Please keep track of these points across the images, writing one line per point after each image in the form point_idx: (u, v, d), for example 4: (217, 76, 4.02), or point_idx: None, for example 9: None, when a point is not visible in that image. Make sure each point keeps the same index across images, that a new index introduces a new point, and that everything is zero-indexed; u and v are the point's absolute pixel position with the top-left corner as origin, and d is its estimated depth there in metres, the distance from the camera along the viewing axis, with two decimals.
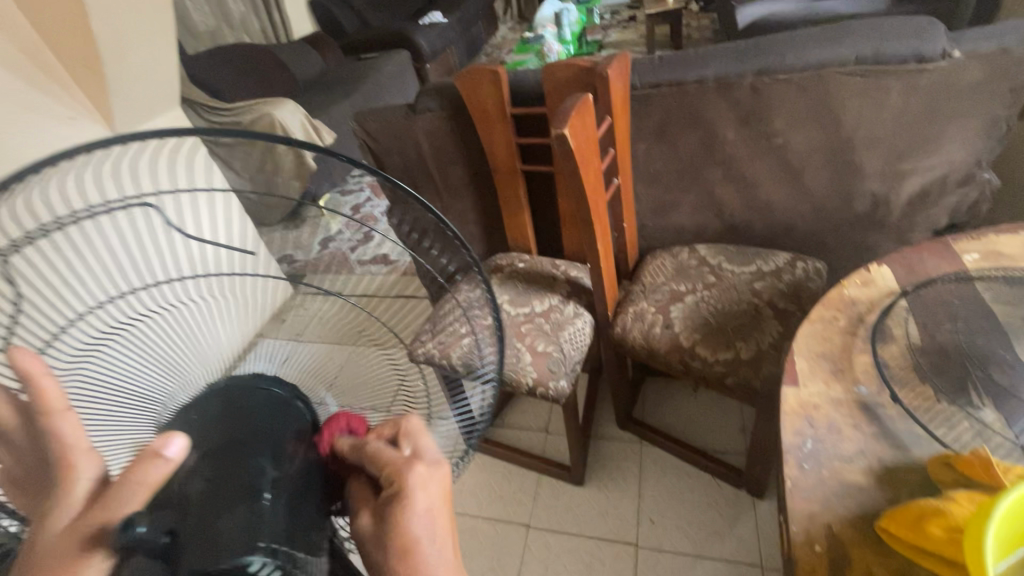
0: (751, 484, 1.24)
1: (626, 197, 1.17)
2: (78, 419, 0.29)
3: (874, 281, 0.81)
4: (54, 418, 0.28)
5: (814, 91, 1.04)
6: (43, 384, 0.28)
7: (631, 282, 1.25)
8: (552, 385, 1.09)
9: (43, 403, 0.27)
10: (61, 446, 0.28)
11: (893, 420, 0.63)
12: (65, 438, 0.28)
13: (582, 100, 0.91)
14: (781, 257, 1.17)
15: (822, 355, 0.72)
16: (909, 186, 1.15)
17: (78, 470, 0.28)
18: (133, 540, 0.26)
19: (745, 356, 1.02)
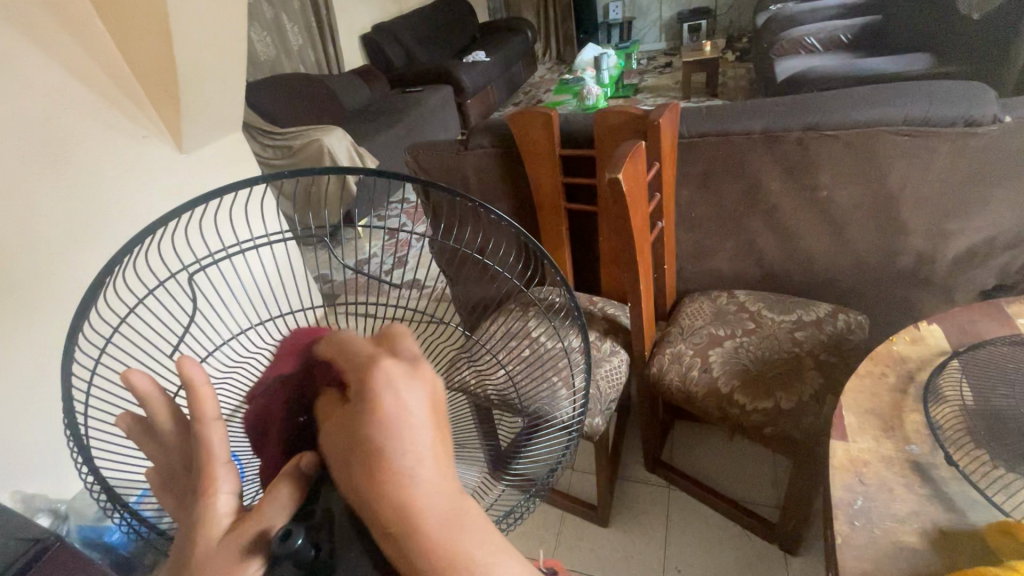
0: (784, 539, 1.21)
1: (669, 240, 1.19)
2: (224, 430, 0.34)
3: (924, 339, 0.81)
4: (204, 426, 0.33)
5: (861, 147, 1.06)
6: (202, 393, 0.33)
7: (668, 323, 1.26)
8: (587, 422, 1.10)
9: (198, 411, 0.33)
10: (209, 455, 0.32)
11: (948, 482, 0.62)
12: (213, 448, 0.33)
13: (636, 147, 0.95)
14: (822, 308, 1.17)
15: (871, 411, 0.72)
16: (955, 244, 1.15)
17: (218, 482, 0.32)
18: (288, 551, 0.30)
19: (785, 406, 1.01)
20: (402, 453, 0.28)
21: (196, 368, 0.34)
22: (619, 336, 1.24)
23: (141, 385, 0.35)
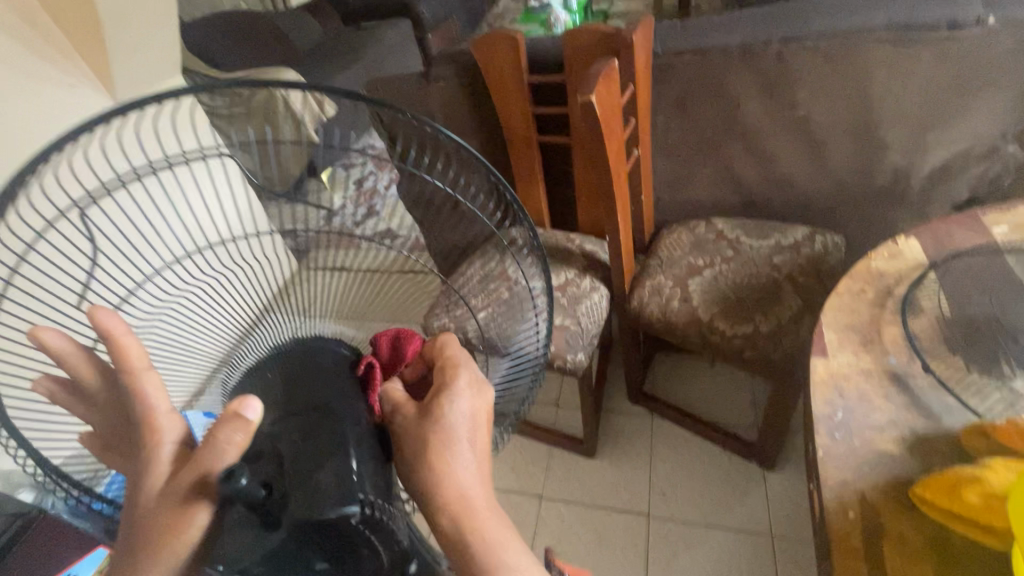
0: (763, 456, 1.26)
1: (646, 169, 1.15)
2: (158, 380, 0.31)
3: (902, 253, 0.80)
4: (135, 377, 0.30)
5: (842, 59, 1.02)
6: (124, 341, 0.30)
7: (647, 256, 1.24)
8: (569, 358, 1.09)
9: (126, 361, 0.29)
10: (146, 406, 0.30)
11: (925, 390, 0.63)
12: (149, 399, 0.30)
13: (609, 65, 0.89)
14: (800, 231, 1.16)
15: (851, 327, 0.72)
16: (931, 158, 1.13)
17: (162, 432, 0.30)
18: (231, 491, 0.26)
19: (764, 330, 1.02)
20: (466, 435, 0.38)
21: (111, 316, 0.30)
22: (598, 272, 1.21)
23: (54, 345, 0.30)
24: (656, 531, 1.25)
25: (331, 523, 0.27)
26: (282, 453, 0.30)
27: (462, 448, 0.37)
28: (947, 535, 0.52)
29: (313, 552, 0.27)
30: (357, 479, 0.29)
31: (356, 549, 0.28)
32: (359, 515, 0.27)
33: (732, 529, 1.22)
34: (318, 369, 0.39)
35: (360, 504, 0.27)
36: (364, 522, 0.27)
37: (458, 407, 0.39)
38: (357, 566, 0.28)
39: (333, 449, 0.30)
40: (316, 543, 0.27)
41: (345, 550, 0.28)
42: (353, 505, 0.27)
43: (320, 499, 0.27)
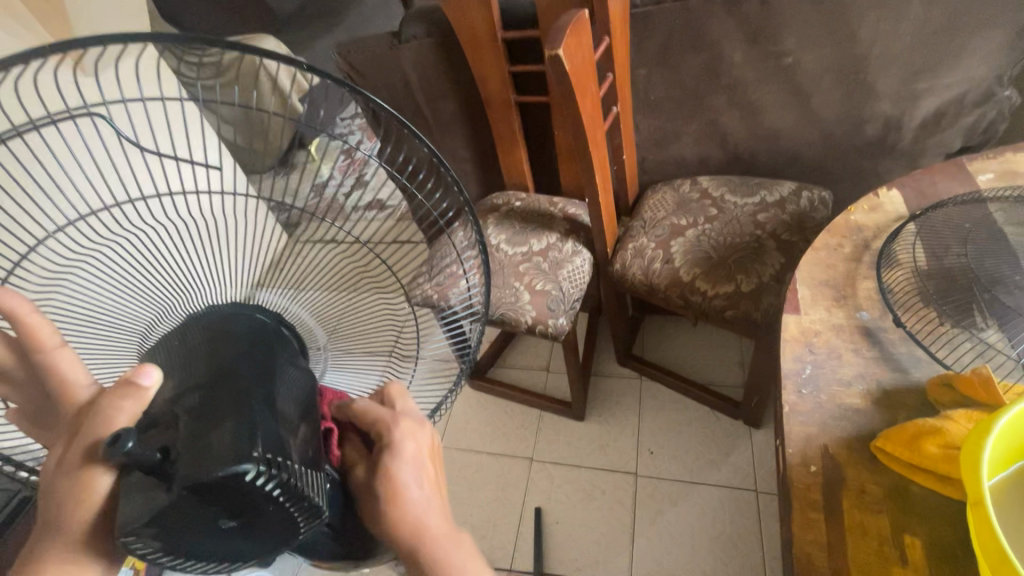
0: (749, 415, 1.27)
1: (627, 127, 1.12)
2: (73, 355, 0.31)
3: (882, 206, 0.78)
4: (49, 355, 0.30)
5: (829, 3, 0.97)
6: (32, 320, 0.30)
7: (630, 218, 1.22)
8: (551, 323, 1.09)
9: (38, 341, 0.29)
10: (61, 381, 0.30)
11: (895, 344, 0.62)
12: (64, 374, 0.30)
13: (578, 17, 0.85)
14: (786, 187, 1.13)
15: (825, 282, 0.70)
16: (924, 106, 1.09)
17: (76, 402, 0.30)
18: (123, 455, 0.26)
19: (746, 289, 1.01)
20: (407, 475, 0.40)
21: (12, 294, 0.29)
22: (580, 236, 1.19)
23: None
24: (643, 490, 1.27)
25: (222, 483, 0.26)
26: (183, 416, 0.30)
27: (411, 496, 0.40)
28: (907, 487, 0.52)
29: (215, 512, 0.27)
30: (258, 436, 0.28)
31: (257, 505, 0.27)
32: (259, 475, 0.27)
33: (718, 486, 1.24)
34: (234, 329, 0.38)
35: (257, 463, 0.27)
36: (263, 482, 0.27)
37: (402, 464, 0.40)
38: (266, 522, 0.28)
39: (235, 408, 0.30)
40: (214, 502, 0.27)
41: (247, 507, 0.27)
42: (248, 464, 0.27)
43: (216, 458, 0.27)
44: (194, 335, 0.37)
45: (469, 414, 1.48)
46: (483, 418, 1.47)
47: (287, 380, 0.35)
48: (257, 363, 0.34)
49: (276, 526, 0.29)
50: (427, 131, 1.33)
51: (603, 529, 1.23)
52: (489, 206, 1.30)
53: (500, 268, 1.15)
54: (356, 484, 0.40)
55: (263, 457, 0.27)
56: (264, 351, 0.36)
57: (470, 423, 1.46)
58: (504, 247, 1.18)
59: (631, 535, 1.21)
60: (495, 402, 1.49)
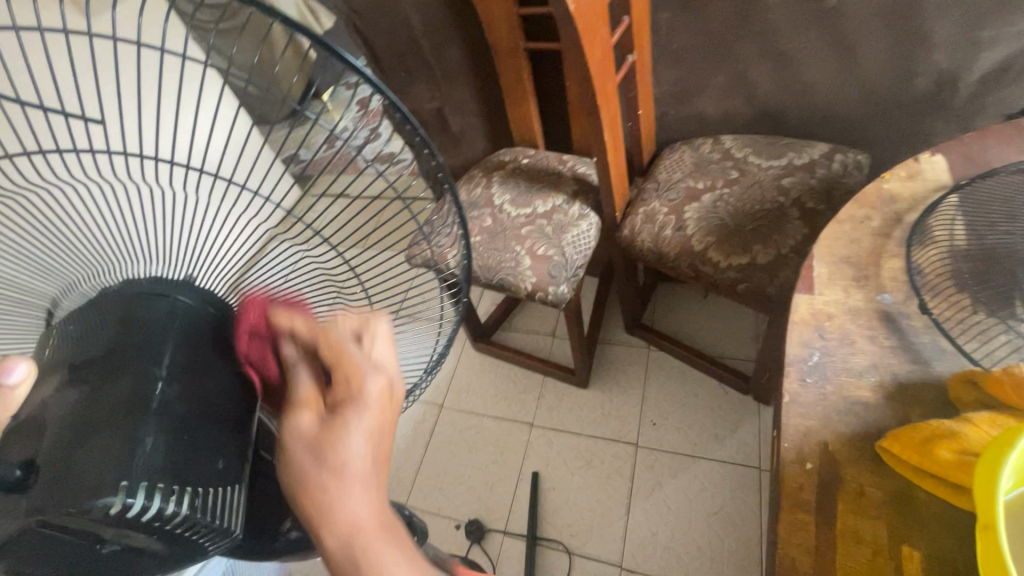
0: (759, 391, 1.22)
1: (644, 78, 1.02)
2: None
3: (922, 173, 0.69)
4: None
5: None
6: None
7: (644, 180, 1.14)
8: (551, 290, 1.04)
9: None
10: None
11: (917, 332, 0.56)
12: None
13: None
14: (818, 149, 1.03)
15: (845, 259, 0.63)
16: (987, 58, 0.95)
17: None
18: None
19: (762, 261, 0.93)
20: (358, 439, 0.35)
21: None
22: (589, 197, 1.12)
23: None
24: (643, 461, 1.25)
25: (90, 516, 0.26)
26: (53, 424, 0.29)
27: (357, 470, 0.34)
28: (911, 493, 0.47)
29: (90, 541, 0.27)
30: (132, 459, 0.28)
31: (135, 534, 0.27)
32: (130, 507, 0.27)
33: (720, 461, 1.21)
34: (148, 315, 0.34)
35: (125, 495, 0.27)
36: (137, 514, 0.27)
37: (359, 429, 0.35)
38: (150, 547, 0.29)
39: (115, 418, 0.29)
40: (84, 531, 0.27)
41: (125, 535, 0.27)
42: (114, 497, 0.26)
43: (79, 489, 0.26)
44: (95, 317, 0.34)
45: (471, 376, 1.47)
46: (485, 381, 1.45)
47: (188, 371, 0.33)
48: (149, 357, 0.32)
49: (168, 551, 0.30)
50: (432, 81, 1.25)
51: (599, 498, 1.22)
52: (494, 163, 1.23)
53: (501, 231, 1.09)
54: (300, 437, 0.35)
55: (133, 487, 0.27)
56: (158, 339, 0.33)
57: (472, 385, 1.45)
58: (507, 208, 1.12)
59: (628, 506, 1.20)
60: (499, 366, 1.47)
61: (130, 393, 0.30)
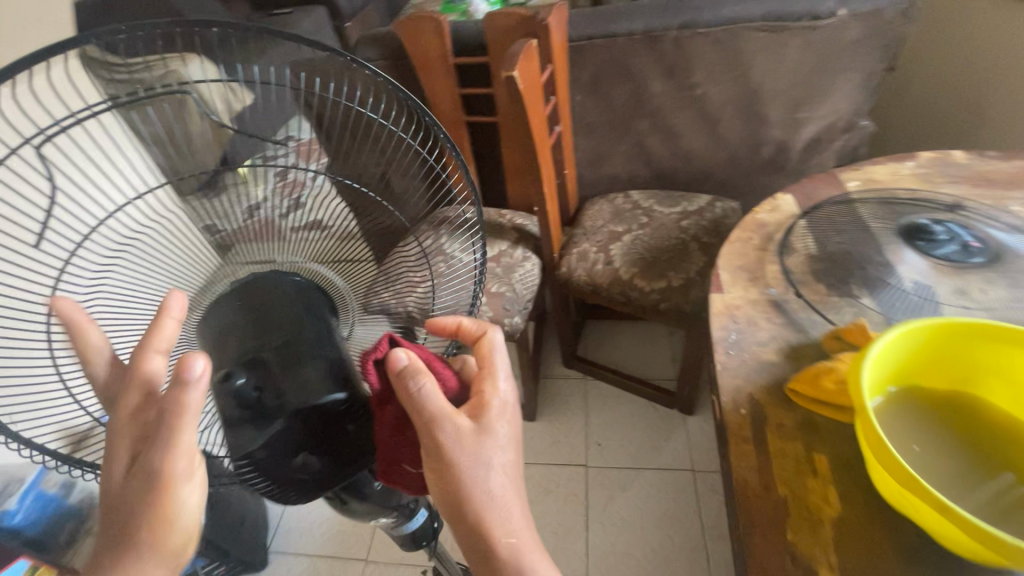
0: (683, 403, 1.41)
1: (567, 144, 1.25)
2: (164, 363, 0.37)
3: (780, 207, 0.95)
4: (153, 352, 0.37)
5: (727, 45, 1.17)
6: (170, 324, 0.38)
7: (572, 227, 1.35)
8: (507, 322, 1.18)
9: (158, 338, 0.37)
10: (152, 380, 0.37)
11: (797, 311, 0.77)
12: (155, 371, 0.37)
13: (528, 44, 0.97)
14: (703, 199, 1.31)
15: (740, 267, 0.85)
16: (805, 131, 1.31)
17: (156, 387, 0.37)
18: (234, 387, 0.39)
19: (676, 284, 1.15)
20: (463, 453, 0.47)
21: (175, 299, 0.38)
22: (529, 242, 1.30)
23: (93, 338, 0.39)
24: (594, 479, 1.36)
25: (322, 406, 0.41)
26: (270, 359, 0.41)
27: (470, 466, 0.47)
28: (814, 418, 0.65)
29: (306, 436, 0.41)
30: (335, 376, 0.42)
31: (341, 421, 0.43)
32: (341, 400, 0.42)
33: (660, 469, 1.36)
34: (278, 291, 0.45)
35: (341, 395, 0.42)
36: (344, 404, 0.42)
37: (490, 455, 0.48)
38: (338, 442, 0.43)
39: (313, 352, 0.42)
40: (309, 424, 0.41)
41: (333, 423, 0.42)
42: (336, 394, 0.41)
43: (310, 391, 0.40)
44: (240, 299, 0.45)
45: None
46: None
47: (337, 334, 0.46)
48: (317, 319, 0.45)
49: (343, 447, 0.44)
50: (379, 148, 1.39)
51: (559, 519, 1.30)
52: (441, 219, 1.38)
53: None
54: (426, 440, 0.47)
55: (343, 391, 0.42)
56: (308, 305, 0.45)
57: None
58: None
59: (586, 522, 1.29)
60: None
61: (312, 339, 0.43)
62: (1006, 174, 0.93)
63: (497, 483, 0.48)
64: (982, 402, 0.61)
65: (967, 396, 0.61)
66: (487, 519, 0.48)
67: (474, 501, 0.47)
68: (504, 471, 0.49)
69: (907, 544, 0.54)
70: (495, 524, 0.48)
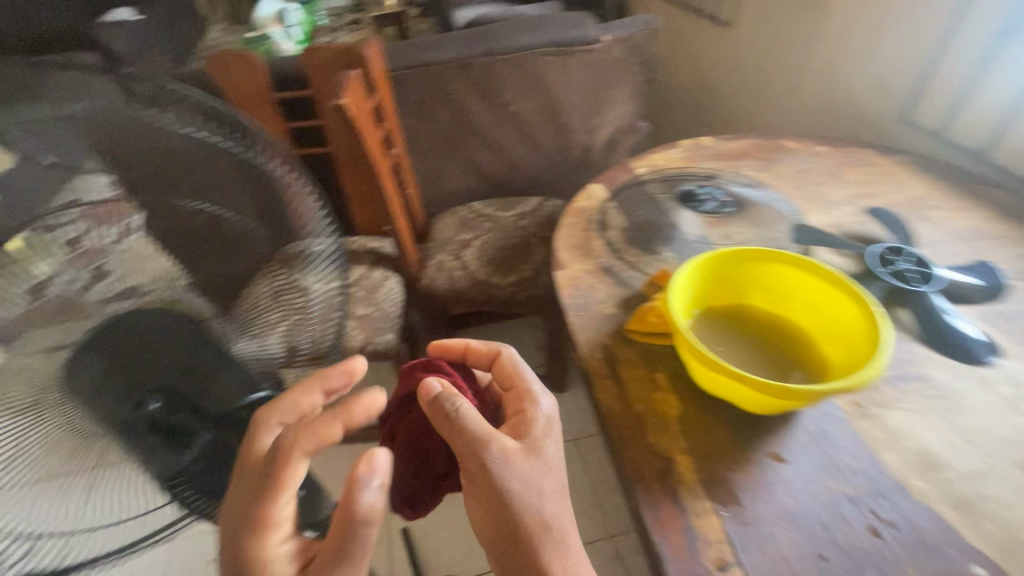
0: (555, 382, 1.56)
1: (405, 166, 1.33)
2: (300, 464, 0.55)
3: (594, 194, 1.15)
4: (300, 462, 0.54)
5: (526, 67, 1.37)
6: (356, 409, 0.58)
7: (425, 243, 1.42)
8: (380, 340, 1.20)
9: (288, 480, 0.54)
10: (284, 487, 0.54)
11: (622, 271, 0.95)
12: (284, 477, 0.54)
13: (351, 76, 1.03)
14: (534, 200, 1.50)
15: (573, 246, 1.02)
16: (601, 133, 1.58)
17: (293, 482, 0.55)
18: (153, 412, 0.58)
19: (527, 275, 1.30)
20: (512, 475, 0.61)
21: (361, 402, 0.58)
22: (386, 263, 1.34)
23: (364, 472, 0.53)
24: None
25: (251, 403, 0.64)
26: (188, 391, 0.60)
27: (520, 489, 0.60)
28: (649, 346, 0.81)
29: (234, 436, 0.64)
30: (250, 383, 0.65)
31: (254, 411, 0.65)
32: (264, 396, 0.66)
33: None
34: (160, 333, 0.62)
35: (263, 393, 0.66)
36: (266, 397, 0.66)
37: (541, 480, 0.62)
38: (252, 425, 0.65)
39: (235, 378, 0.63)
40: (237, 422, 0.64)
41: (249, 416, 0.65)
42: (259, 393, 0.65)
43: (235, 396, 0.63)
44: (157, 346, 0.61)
45: None
46: None
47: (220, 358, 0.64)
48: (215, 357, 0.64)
49: (259, 434, 0.67)
50: None
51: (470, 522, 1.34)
52: None
53: None
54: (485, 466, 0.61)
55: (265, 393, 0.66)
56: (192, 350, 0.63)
57: None
58: None
59: None
60: None
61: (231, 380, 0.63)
62: (738, 148, 1.25)
63: (550, 503, 0.61)
64: (753, 306, 0.83)
65: (744, 305, 0.83)
66: (541, 540, 0.60)
67: (530, 524, 0.60)
68: (555, 493, 0.62)
69: (728, 417, 0.71)
70: (550, 547, 0.60)
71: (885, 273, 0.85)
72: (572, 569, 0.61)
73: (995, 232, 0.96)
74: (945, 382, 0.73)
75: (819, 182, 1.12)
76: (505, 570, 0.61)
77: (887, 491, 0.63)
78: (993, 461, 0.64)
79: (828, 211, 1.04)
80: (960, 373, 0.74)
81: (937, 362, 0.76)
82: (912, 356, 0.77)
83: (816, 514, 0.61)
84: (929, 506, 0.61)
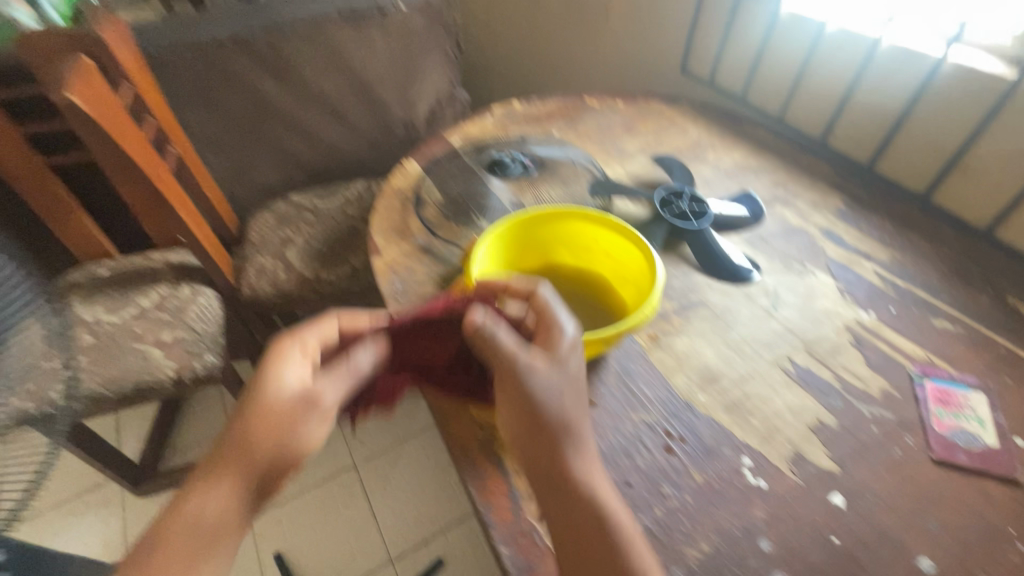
0: None
1: (195, 164, 1.17)
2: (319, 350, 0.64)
3: (409, 171, 1.12)
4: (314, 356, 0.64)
5: (320, 40, 1.26)
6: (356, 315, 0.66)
7: (240, 246, 1.28)
8: (198, 364, 1.06)
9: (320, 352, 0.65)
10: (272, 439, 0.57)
11: (440, 249, 0.94)
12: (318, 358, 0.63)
13: (82, 64, 0.86)
14: (358, 184, 1.43)
15: (390, 230, 0.98)
16: (420, 107, 1.53)
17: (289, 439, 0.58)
18: None
19: (359, 265, 1.23)
20: (542, 379, 0.58)
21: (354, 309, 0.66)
22: (194, 276, 1.18)
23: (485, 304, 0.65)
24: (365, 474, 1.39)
25: None
26: None
27: (551, 394, 0.58)
28: None
29: None
30: None
31: None
32: None
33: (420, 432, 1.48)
34: None
35: None
36: None
37: (561, 381, 0.58)
38: None
39: None
40: None
41: None
42: None
43: None
44: None
45: None
46: None
47: None
48: None
49: None
50: None
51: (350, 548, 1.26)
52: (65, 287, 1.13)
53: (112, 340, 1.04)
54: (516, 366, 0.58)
55: None
56: None
57: None
58: (108, 318, 1.07)
59: (373, 515, 1.32)
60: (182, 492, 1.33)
61: None
62: (546, 111, 1.29)
63: (571, 404, 0.58)
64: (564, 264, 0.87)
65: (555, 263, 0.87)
66: (564, 439, 0.57)
67: (550, 419, 0.57)
68: (574, 397, 0.59)
69: None
70: (571, 449, 0.57)
71: (666, 215, 0.94)
72: (597, 491, 0.56)
73: (755, 165, 1.11)
74: (719, 303, 0.84)
75: (618, 136, 1.20)
76: (536, 482, 0.58)
77: (678, 411, 0.70)
78: (756, 364, 0.75)
79: (625, 164, 1.12)
80: (730, 294, 0.85)
81: (713, 287, 0.86)
82: (695, 286, 0.87)
83: (623, 447, 0.66)
84: (710, 416, 0.69)
